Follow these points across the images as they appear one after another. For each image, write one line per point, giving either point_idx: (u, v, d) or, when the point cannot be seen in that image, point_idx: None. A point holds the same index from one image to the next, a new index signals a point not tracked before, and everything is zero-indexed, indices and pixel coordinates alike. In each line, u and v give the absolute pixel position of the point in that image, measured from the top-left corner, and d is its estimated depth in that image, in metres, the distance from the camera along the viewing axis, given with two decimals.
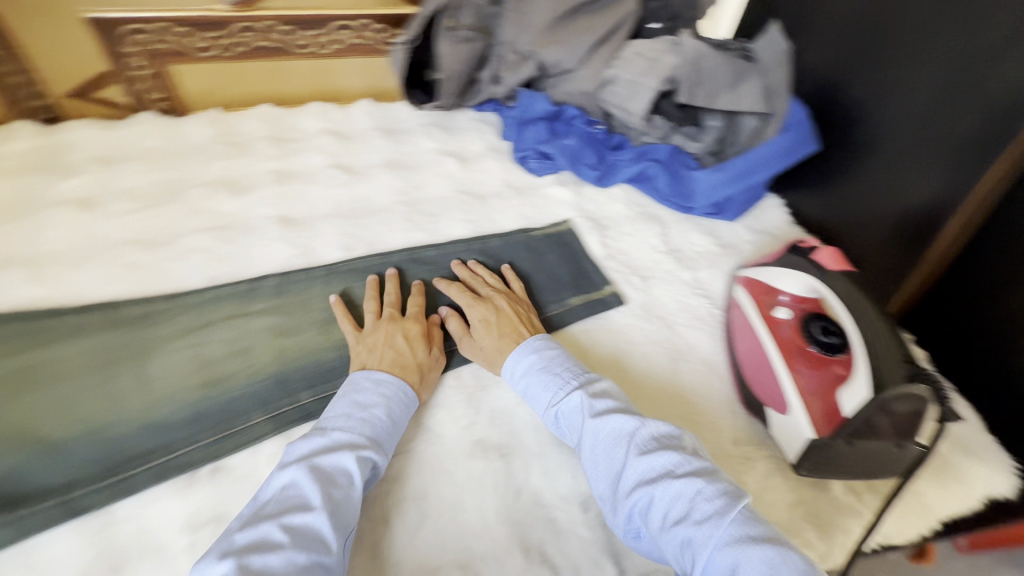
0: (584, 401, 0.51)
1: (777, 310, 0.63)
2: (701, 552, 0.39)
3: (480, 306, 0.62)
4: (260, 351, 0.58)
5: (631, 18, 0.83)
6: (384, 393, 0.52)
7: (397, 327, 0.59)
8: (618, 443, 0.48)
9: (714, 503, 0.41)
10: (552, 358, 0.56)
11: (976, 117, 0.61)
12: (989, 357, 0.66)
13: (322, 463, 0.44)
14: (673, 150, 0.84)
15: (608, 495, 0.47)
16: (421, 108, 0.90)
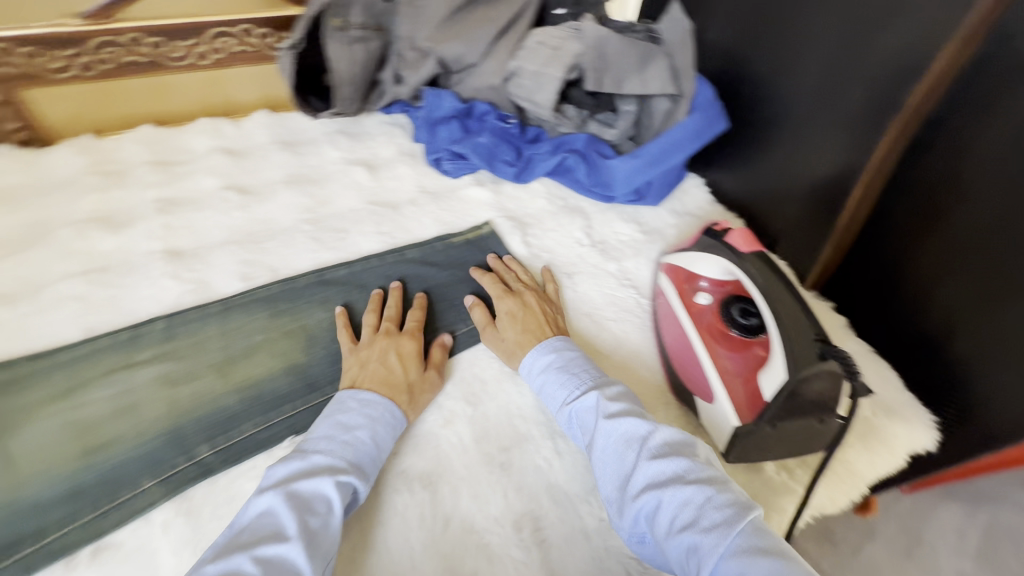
0: (598, 402, 0.51)
1: (698, 297, 0.62)
2: (705, 556, 0.38)
3: (507, 301, 0.63)
4: (148, 406, 0.53)
5: (531, 6, 0.80)
6: (368, 414, 0.51)
7: (394, 343, 0.58)
8: (630, 446, 0.47)
9: (722, 508, 0.40)
10: (572, 359, 0.56)
11: (863, 90, 0.62)
12: (899, 323, 0.68)
13: (300, 488, 0.43)
14: (590, 139, 0.82)
15: (615, 496, 0.46)
16: (317, 116, 0.84)
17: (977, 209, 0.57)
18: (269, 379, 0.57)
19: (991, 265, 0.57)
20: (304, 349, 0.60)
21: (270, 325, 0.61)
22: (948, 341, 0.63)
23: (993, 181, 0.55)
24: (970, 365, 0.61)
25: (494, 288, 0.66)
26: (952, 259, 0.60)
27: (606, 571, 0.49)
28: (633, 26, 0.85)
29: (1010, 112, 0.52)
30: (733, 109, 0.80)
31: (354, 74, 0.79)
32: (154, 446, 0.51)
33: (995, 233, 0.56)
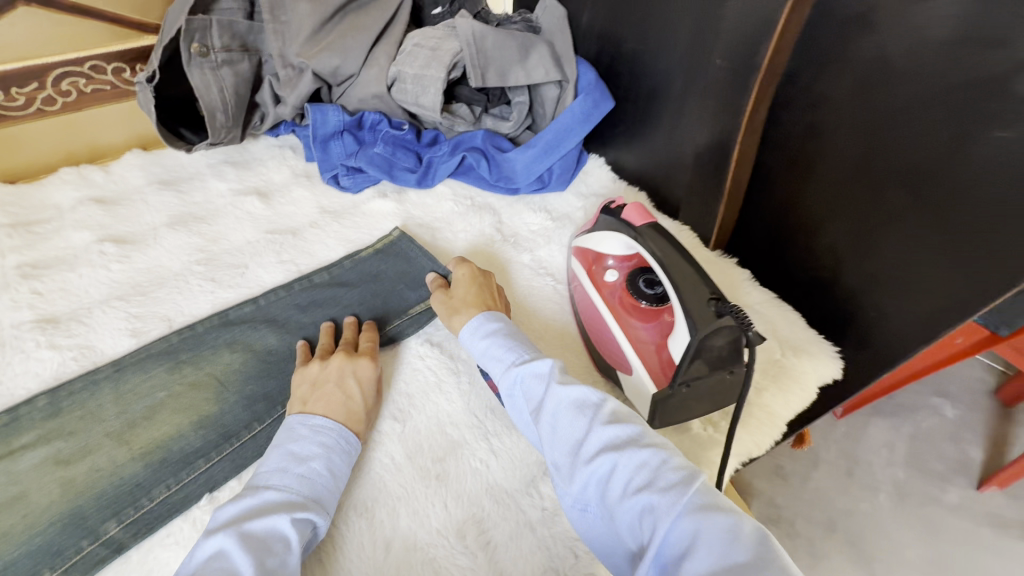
0: (548, 370, 0.51)
1: (607, 275, 0.64)
2: (661, 513, 0.39)
3: (463, 267, 0.65)
4: (38, 493, 0.49)
5: (403, 8, 0.79)
6: (323, 442, 0.49)
7: (350, 365, 0.56)
8: (582, 412, 0.47)
9: (677, 471, 0.42)
10: (516, 331, 0.57)
11: (725, 58, 0.65)
12: (796, 266, 0.73)
13: (254, 528, 0.41)
14: (486, 134, 0.81)
15: (565, 458, 0.46)
16: (193, 150, 0.80)
17: (841, 153, 0.61)
18: (176, 437, 0.53)
19: (861, 203, 0.62)
20: (213, 398, 0.56)
21: (171, 379, 0.57)
22: (839, 277, 0.68)
23: (849, 125, 0.59)
24: (860, 296, 0.67)
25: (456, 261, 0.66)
26: (830, 201, 0.65)
27: (555, 558, 0.49)
28: (511, 17, 0.86)
29: (849, 61, 0.57)
30: (617, 87, 0.82)
31: (226, 101, 0.75)
32: (49, 536, 0.46)
33: (858, 173, 0.60)
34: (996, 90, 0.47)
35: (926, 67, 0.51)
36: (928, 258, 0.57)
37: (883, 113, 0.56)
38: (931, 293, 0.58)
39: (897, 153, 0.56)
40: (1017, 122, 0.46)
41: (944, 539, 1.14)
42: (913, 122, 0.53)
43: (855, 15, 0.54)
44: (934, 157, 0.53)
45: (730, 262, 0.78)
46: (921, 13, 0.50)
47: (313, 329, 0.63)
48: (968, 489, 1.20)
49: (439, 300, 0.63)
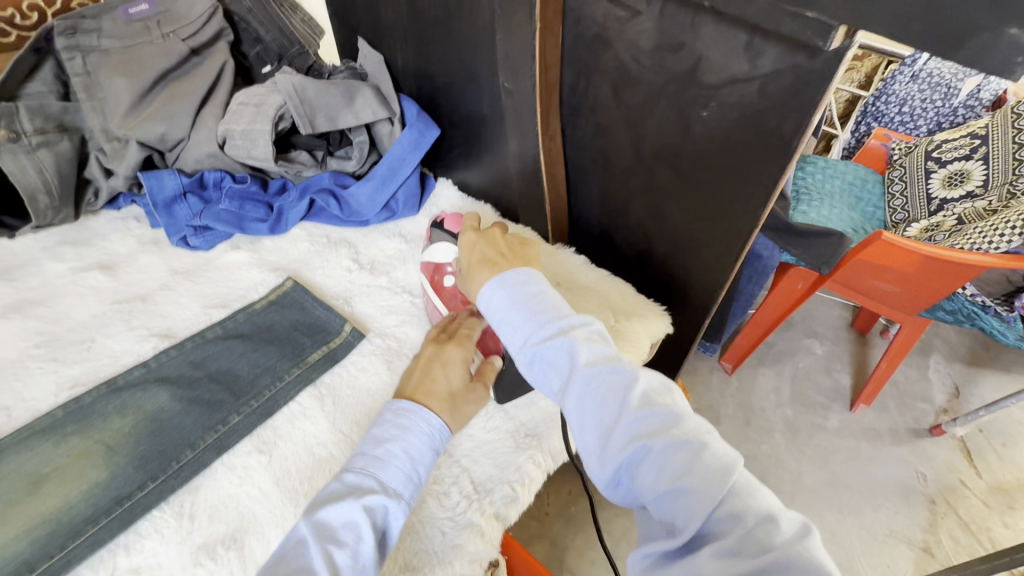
0: (570, 350, 0.50)
1: (445, 279, 0.71)
2: (693, 502, 0.40)
3: (465, 235, 0.64)
4: None
5: (226, 71, 0.84)
6: (402, 424, 0.55)
7: (440, 351, 0.62)
8: (611, 394, 0.47)
9: (714, 464, 0.42)
10: (532, 298, 0.54)
11: (510, 80, 0.75)
12: (624, 245, 0.85)
13: (329, 516, 0.47)
14: (332, 175, 0.86)
15: (594, 441, 0.46)
16: (17, 236, 0.78)
17: (621, 147, 0.73)
18: (66, 507, 0.53)
19: (647, 184, 0.74)
20: (104, 464, 0.57)
21: (57, 452, 0.57)
22: (652, 247, 0.81)
23: (618, 123, 0.71)
24: (672, 259, 0.79)
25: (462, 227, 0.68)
26: (628, 187, 0.77)
27: (426, 540, 0.54)
28: (338, 67, 0.94)
29: (600, 71, 0.68)
30: (441, 116, 0.91)
31: (48, 181, 0.75)
32: None
33: (637, 161, 0.73)
34: (692, 81, 0.60)
35: (647, 70, 0.63)
36: (702, 220, 0.71)
37: (635, 110, 0.68)
38: (715, 245, 0.72)
39: (654, 140, 0.69)
40: (711, 104, 0.60)
41: (833, 460, 1.30)
42: (655, 113, 0.66)
43: (594, 35, 0.66)
44: (677, 139, 0.66)
45: (566, 252, 0.88)
46: (630, 29, 0.62)
47: (168, 387, 0.64)
48: (844, 412, 1.38)
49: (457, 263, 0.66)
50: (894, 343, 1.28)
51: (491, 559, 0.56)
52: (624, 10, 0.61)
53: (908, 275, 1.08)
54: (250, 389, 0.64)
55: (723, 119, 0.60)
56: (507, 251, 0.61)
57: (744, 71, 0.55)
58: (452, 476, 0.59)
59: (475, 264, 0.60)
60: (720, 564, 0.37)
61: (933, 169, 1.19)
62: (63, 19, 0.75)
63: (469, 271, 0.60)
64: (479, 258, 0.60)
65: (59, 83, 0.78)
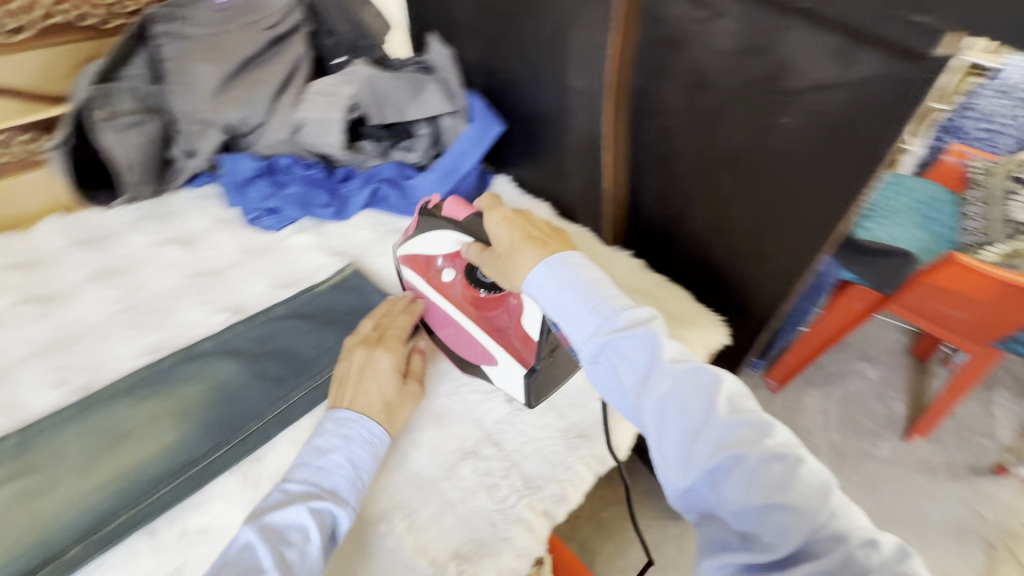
0: (652, 344, 0.45)
1: (444, 275, 0.67)
2: (792, 522, 0.38)
3: (496, 212, 0.57)
4: (7, 526, 0.51)
5: (304, 61, 0.87)
6: (343, 434, 0.54)
7: (370, 354, 0.60)
8: (698, 396, 0.43)
9: (811, 483, 0.39)
10: (603, 285, 0.49)
11: (580, 79, 0.74)
12: (681, 252, 0.83)
13: (273, 519, 0.47)
14: (395, 166, 0.89)
15: (675, 447, 0.42)
16: (111, 207, 0.84)
17: (686, 151, 0.71)
18: (143, 463, 0.56)
19: (709, 191, 0.72)
20: (177, 427, 0.60)
21: (135, 413, 0.60)
22: (710, 255, 0.79)
23: (685, 127, 0.70)
24: (732, 269, 0.77)
25: (484, 205, 0.60)
26: (691, 193, 0.75)
27: (476, 530, 0.55)
28: (406, 61, 0.96)
29: (670, 74, 0.67)
30: (506, 112, 0.91)
31: (136, 157, 0.80)
32: (25, 567, 0.49)
33: (703, 167, 0.71)
34: (773, 86, 0.58)
35: (724, 73, 0.61)
36: (772, 231, 0.68)
37: (706, 114, 0.66)
38: (778, 257, 0.70)
39: (725, 147, 0.67)
40: (792, 110, 0.58)
41: (882, 490, 1.24)
42: (728, 118, 0.64)
43: (668, 36, 0.65)
44: (749, 146, 0.64)
45: (621, 256, 0.87)
46: (710, 30, 0.60)
47: (237, 359, 0.67)
48: (898, 441, 1.31)
49: (481, 250, 0.59)
50: (960, 373, 1.18)
51: (538, 556, 0.56)
52: (703, 11, 0.60)
53: (981, 300, 1.00)
54: (311, 367, 0.67)
55: (804, 126, 0.58)
56: (552, 232, 0.55)
57: (832, 77, 0.53)
58: (502, 469, 0.59)
59: (518, 243, 0.53)
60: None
61: (1016, 191, 1.11)
62: (164, 6, 0.80)
63: (509, 253, 0.53)
64: (522, 235, 0.54)
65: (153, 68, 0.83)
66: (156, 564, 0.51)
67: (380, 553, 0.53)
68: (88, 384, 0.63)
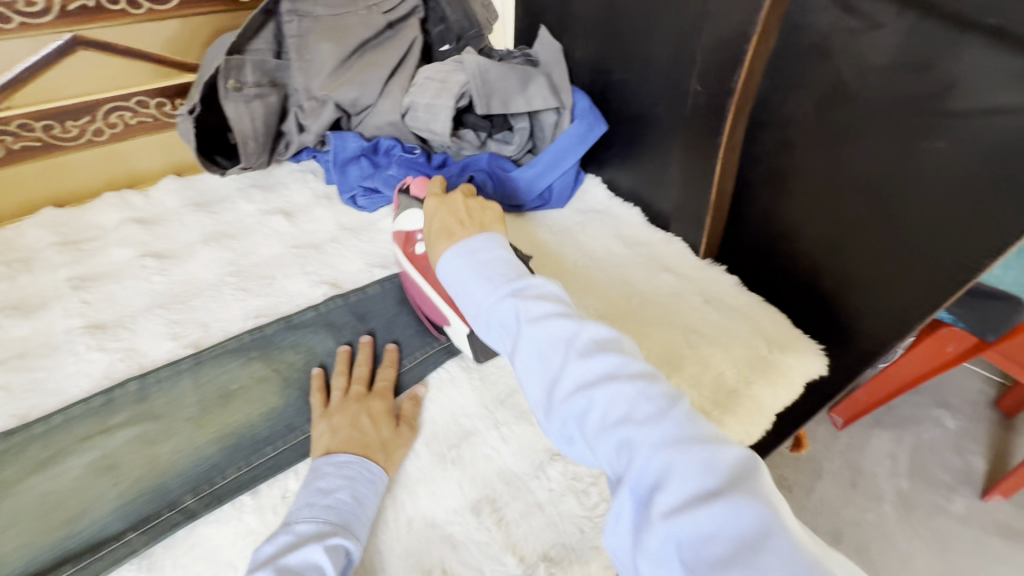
0: (519, 308, 0.48)
1: (416, 248, 0.68)
2: (638, 447, 0.38)
3: (427, 203, 0.63)
4: (129, 465, 0.54)
5: (415, 45, 0.88)
6: (346, 474, 0.52)
7: (362, 405, 0.59)
8: (558, 348, 0.45)
9: (650, 408, 0.39)
10: (488, 260, 0.53)
11: (703, 82, 0.72)
12: (780, 273, 0.79)
13: (289, 562, 0.45)
14: (491, 156, 0.88)
15: (545, 398, 0.44)
16: (226, 174, 0.88)
17: (810, 168, 0.68)
18: (248, 425, 0.59)
19: (830, 212, 0.68)
20: (280, 392, 0.62)
21: (242, 373, 0.63)
22: (818, 279, 0.74)
23: (814, 143, 0.66)
24: (841, 297, 0.72)
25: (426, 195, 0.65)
26: (805, 214, 0.71)
27: (564, 534, 0.53)
28: (512, 52, 0.95)
29: (807, 86, 0.64)
30: (610, 112, 0.90)
31: (257, 129, 0.84)
32: (144, 509, 0.51)
33: (826, 186, 0.67)
34: (933, 106, 0.54)
35: (874, 88, 0.58)
36: (898, 259, 0.63)
37: (841, 131, 0.63)
38: (901, 290, 0.65)
39: (857, 166, 0.63)
40: (952, 134, 0.54)
41: None
42: (869, 137, 0.60)
43: (814, 46, 0.62)
44: (890, 169, 0.60)
45: (717, 270, 0.83)
46: (864, 42, 0.57)
47: (335, 332, 0.69)
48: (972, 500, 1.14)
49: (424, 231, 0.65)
50: None
51: None
52: (859, 21, 0.56)
53: None
54: (405, 349, 0.68)
55: (963, 152, 0.54)
56: (469, 218, 0.59)
57: (1014, 102, 0.49)
58: (592, 475, 0.57)
59: (435, 234, 0.59)
60: (669, 511, 0.34)
61: None
62: None
63: (428, 243, 0.60)
64: (439, 229, 0.59)
65: (276, 43, 0.86)
66: (258, 522, 0.51)
67: (465, 542, 0.53)
68: (200, 339, 0.66)
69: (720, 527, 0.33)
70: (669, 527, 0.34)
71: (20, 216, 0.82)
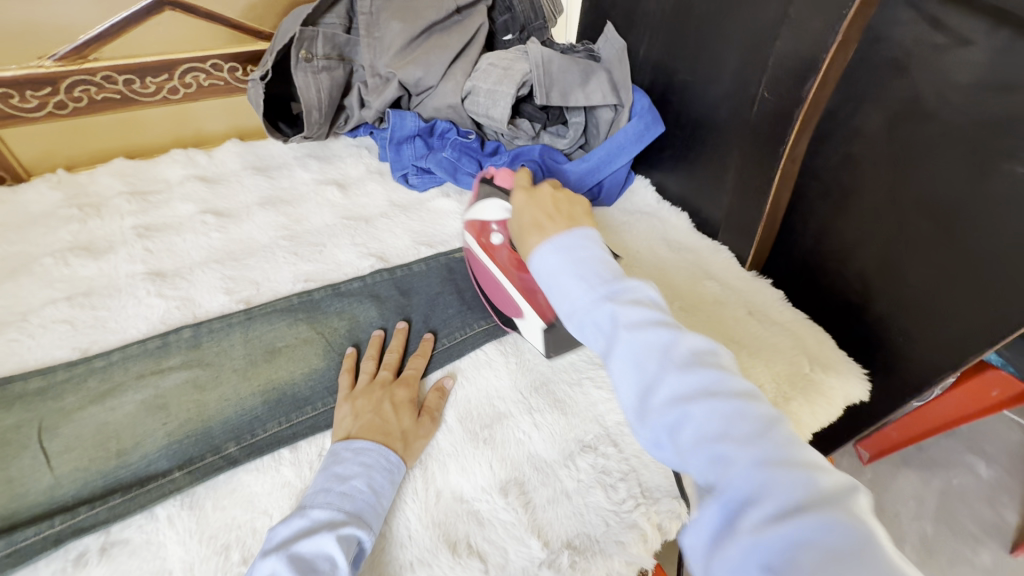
0: (615, 309, 0.47)
1: (493, 238, 0.67)
2: (733, 458, 0.38)
3: (518, 194, 0.64)
4: (178, 407, 0.57)
5: (482, 31, 0.89)
6: (364, 461, 0.51)
7: (387, 391, 0.59)
8: (654, 356, 0.45)
9: (748, 419, 0.40)
10: (586, 261, 0.51)
11: (770, 89, 0.70)
12: (827, 290, 0.77)
13: (302, 549, 0.44)
14: (544, 148, 0.87)
15: (639, 405, 0.44)
16: (288, 142, 0.91)
17: (873, 186, 0.66)
18: (291, 382, 0.61)
19: (890, 233, 0.66)
20: (322, 354, 0.64)
21: (288, 332, 0.65)
22: (868, 299, 0.72)
23: (881, 159, 0.64)
24: (889, 319, 0.70)
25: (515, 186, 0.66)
26: (860, 232, 0.69)
27: (588, 525, 0.53)
28: (574, 47, 0.96)
29: (881, 100, 0.62)
30: (668, 113, 0.89)
31: (321, 100, 0.86)
32: (190, 450, 0.54)
33: (889, 206, 0.65)
34: (1014, 129, 0.52)
35: (953, 108, 0.56)
36: (958, 285, 0.61)
37: (912, 149, 0.61)
38: (961, 317, 0.62)
39: (924, 187, 0.61)
40: None
41: None
42: (941, 158, 0.58)
43: (893, 59, 0.60)
44: (961, 193, 0.58)
45: (762, 283, 0.82)
46: (949, 59, 0.55)
47: (380, 304, 0.70)
48: (1000, 553, 1.07)
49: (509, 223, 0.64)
50: None
51: (645, 568, 0.53)
52: (946, 38, 0.55)
53: None
54: (446, 327, 0.69)
55: None
56: (555, 212, 0.59)
57: None
58: (620, 471, 0.57)
59: (526, 227, 0.59)
60: (762, 528, 0.35)
61: None
62: None
63: (519, 233, 0.59)
64: (531, 221, 0.59)
65: (347, 18, 0.88)
66: (294, 475, 0.53)
67: (487, 518, 0.53)
68: (250, 296, 0.69)
69: (809, 538, 0.34)
70: (759, 541, 0.35)
71: (93, 164, 0.87)
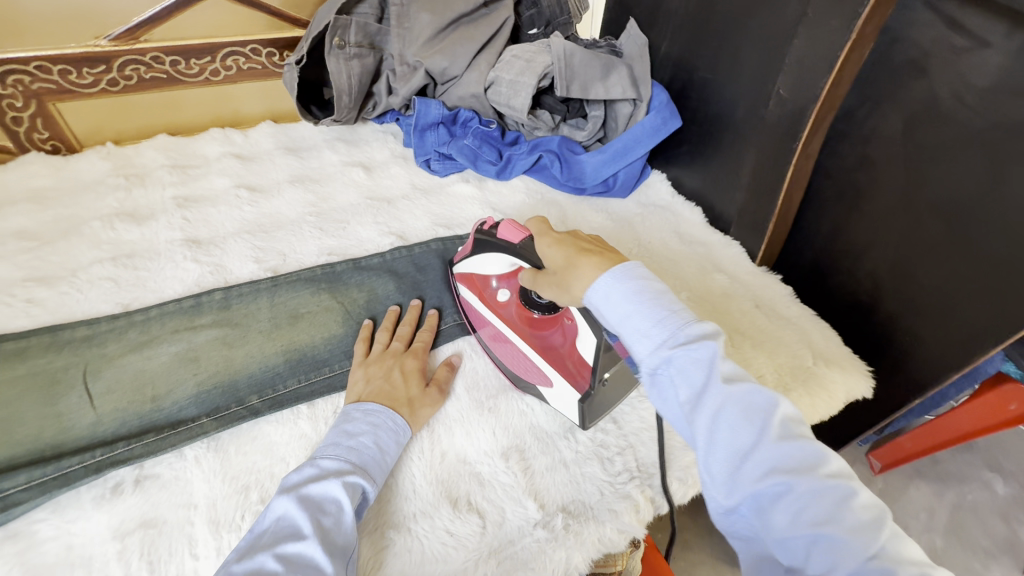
0: (708, 356, 0.41)
1: (499, 295, 0.67)
2: (842, 553, 0.34)
3: (545, 238, 0.56)
4: (208, 360, 0.61)
5: (507, 25, 0.92)
6: (372, 421, 0.55)
7: (399, 360, 0.62)
8: (749, 419, 0.39)
9: (861, 512, 0.35)
10: (670, 298, 0.45)
11: (786, 87, 0.72)
12: (836, 289, 0.78)
13: (311, 491, 0.46)
14: (562, 140, 0.91)
15: (726, 472, 0.39)
16: (318, 124, 0.96)
17: (887, 186, 0.67)
18: (311, 345, 0.65)
19: (902, 232, 0.67)
20: (342, 322, 0.68)
21: (312, 301, 0.69)
22: (877, 298, 0.73)
23: (896, 159, 0.65)
24: (898, 318, 0.71)
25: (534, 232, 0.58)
26: (873, 231, 0.70)
27: (584, 493, 0.56)
28: (597, 42, 0.98)
29: (898, 101, 0.63)
30: (686, 110, 0.90)
31: (351, 85, 0.91)
32: (217, 399, 0.58)
33: (902, 206, 0.66)
34: None
35: (968, 109, 0.57)
36: (968, 284, 0.62)
37: (927, 149, 0.61)
38: (969, 317, 0.63)
39: (939, 187, 0.61)
40: None
41: None
42: (957, 160, 0.59)
43: (911, 60, 0.61)
44: (975, 194, 0.58)
45: (772, 278, 0.83)
46: (966, 61, 0.56)
47: (397, 280, 0.74)
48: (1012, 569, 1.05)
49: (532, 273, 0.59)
50: None
51: (636, 538, 0.55)
52: (965, 40, 0.56)
53: None
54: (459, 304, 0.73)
55: None
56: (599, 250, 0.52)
57: None
58: (618, 446, 0.59)
59: (572, 268, 0.51)
60: None
61: None
62: None
63: (566, 273, 0.51)
64: (575, 250, 0.52)
65: (379, 8, 0.91)
66: (311, 428, 0.57)
67: (488, 480, 0.56)
68: (277, 266, 0.73)
69: None
70: None
71: (138, 139, 0.93)
